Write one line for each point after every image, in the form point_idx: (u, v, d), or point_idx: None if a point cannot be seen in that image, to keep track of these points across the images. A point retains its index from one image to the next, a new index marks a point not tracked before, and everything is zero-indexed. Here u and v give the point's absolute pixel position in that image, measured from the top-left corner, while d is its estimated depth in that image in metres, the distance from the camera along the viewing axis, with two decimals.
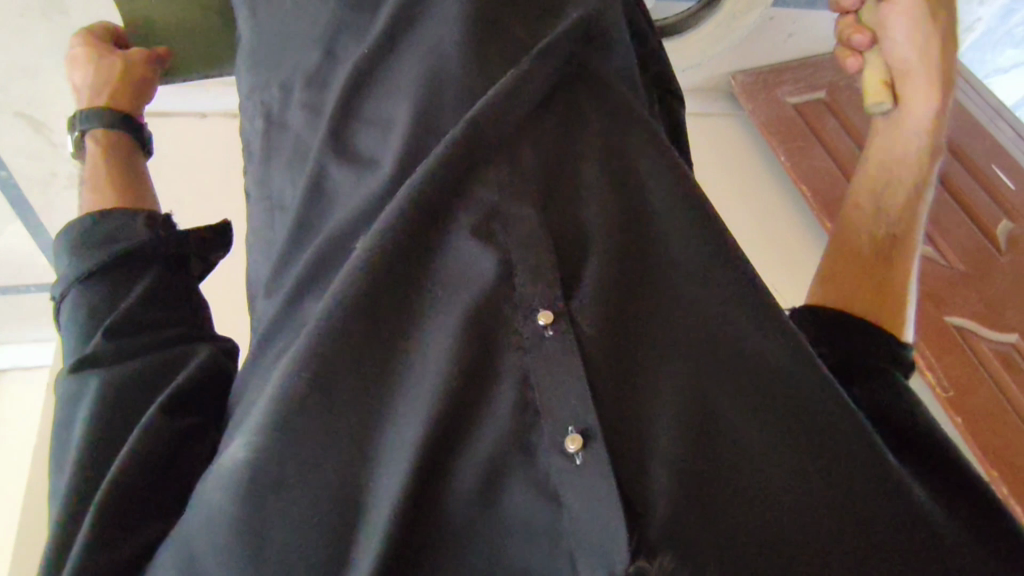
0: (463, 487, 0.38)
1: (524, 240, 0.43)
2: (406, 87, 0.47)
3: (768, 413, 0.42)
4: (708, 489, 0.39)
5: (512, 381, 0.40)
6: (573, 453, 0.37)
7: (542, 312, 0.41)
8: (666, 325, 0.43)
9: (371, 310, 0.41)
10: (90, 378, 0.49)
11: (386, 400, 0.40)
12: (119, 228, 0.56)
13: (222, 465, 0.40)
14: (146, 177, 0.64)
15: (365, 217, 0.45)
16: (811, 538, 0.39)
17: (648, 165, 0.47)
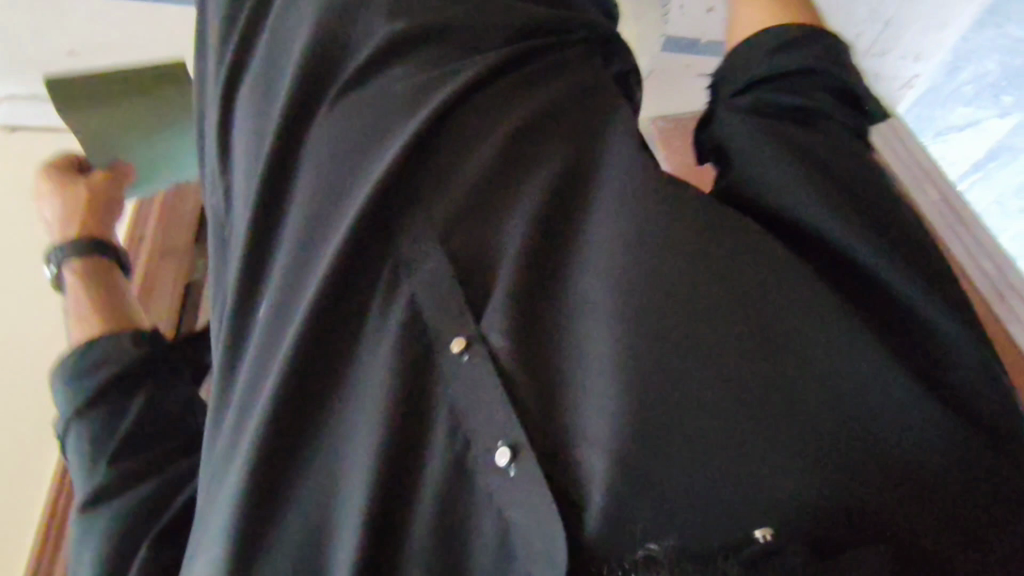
0: (412, 529, 0.39)
1: (426, 277, 0.43)
2: (315, 144, 0.47)
3: (733, 358, 0.39)
4: (652, 469, 0.37)
5: (443, 414, 0.41)
6: (505, 467, 0.38)
7: (456, 338, 0.42)
8: (588, 309, 0.42)
9: (304, 396, 0.43)
10: (99, 515, 0.55)
11: (335, 476, 0.42)
12: (105, 354, 0.61)
13: (201, 557, 0.44)
14: (129, 294, 0.69)
15: (282, 288, 0.45)
16: (775, 491, 0.38)
17: (565, 161, 0.46)
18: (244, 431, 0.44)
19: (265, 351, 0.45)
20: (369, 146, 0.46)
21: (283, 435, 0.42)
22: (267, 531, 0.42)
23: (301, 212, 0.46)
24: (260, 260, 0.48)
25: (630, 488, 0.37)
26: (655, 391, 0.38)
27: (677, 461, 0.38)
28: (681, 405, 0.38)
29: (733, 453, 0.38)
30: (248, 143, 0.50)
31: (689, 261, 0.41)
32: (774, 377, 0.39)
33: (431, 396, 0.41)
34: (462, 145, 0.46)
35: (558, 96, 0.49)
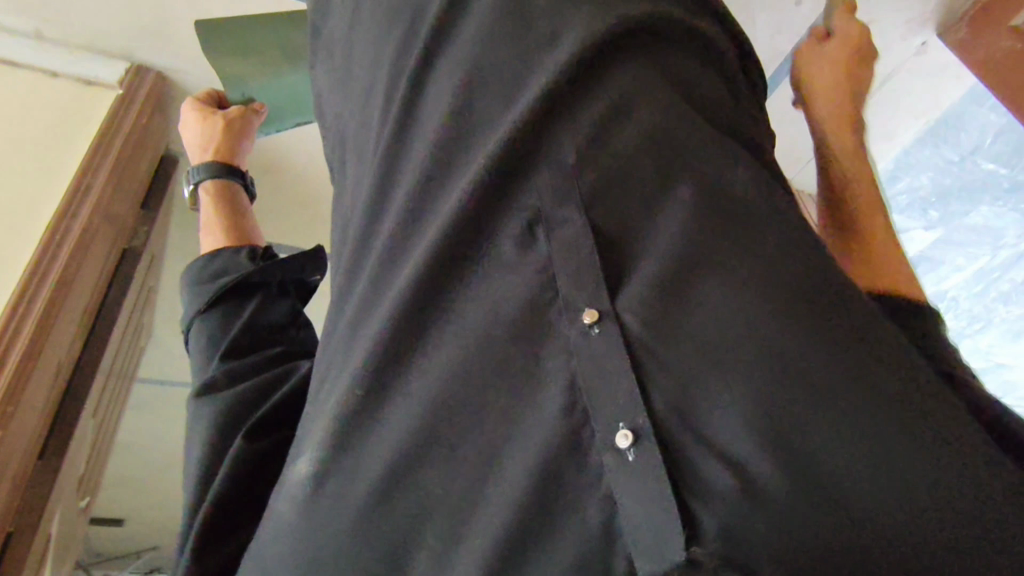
0: (506, 486, 0.39)
1: (566, 242, 0.43)
2: (448, 91, 0.50)
3: (868, 376, 0.36)
4: (782, 467, 0.35)
5: (559, 382, 0.40)
6: (625, 450, 0.36)
7: (588, 310, 0.41)
8: (719, 287, 0.39)
9: (422, 313, 0.45)
10: (206, 404, 0.70)
11: (442, 396, 0.42)
12: (226, 266, 0.82)
13: (307, 453, 0.46)
14: (247, 211, 0.94)
15: (415, 215, 0.48)
16: (897, 524, 0.34)
17: (704, 140, 0.45)
18: (364, 338, 0.46)
19: (394, 267, 0.47)
20: (510, 100, 0.47)
21: (401, 346, 0.45)
22: (378, 437, 0.44)
23: (433, 141, 0.49)
24: (384, 182, 0.51)
25: (754, 504, 0.35)
26: (784, 388, 0.36)
27: (801, 463, 0.35)
28: (807, 409, 0.36)
29: (856, 476, 0.35)
30: (385, 71, 0.55)
31: (801, 257, 0.41)
32: (903, 403, 0.36)
33: (541, 355, 0.41)
34: (618, 102, 0.46)
35: (692, 62, 0.49)
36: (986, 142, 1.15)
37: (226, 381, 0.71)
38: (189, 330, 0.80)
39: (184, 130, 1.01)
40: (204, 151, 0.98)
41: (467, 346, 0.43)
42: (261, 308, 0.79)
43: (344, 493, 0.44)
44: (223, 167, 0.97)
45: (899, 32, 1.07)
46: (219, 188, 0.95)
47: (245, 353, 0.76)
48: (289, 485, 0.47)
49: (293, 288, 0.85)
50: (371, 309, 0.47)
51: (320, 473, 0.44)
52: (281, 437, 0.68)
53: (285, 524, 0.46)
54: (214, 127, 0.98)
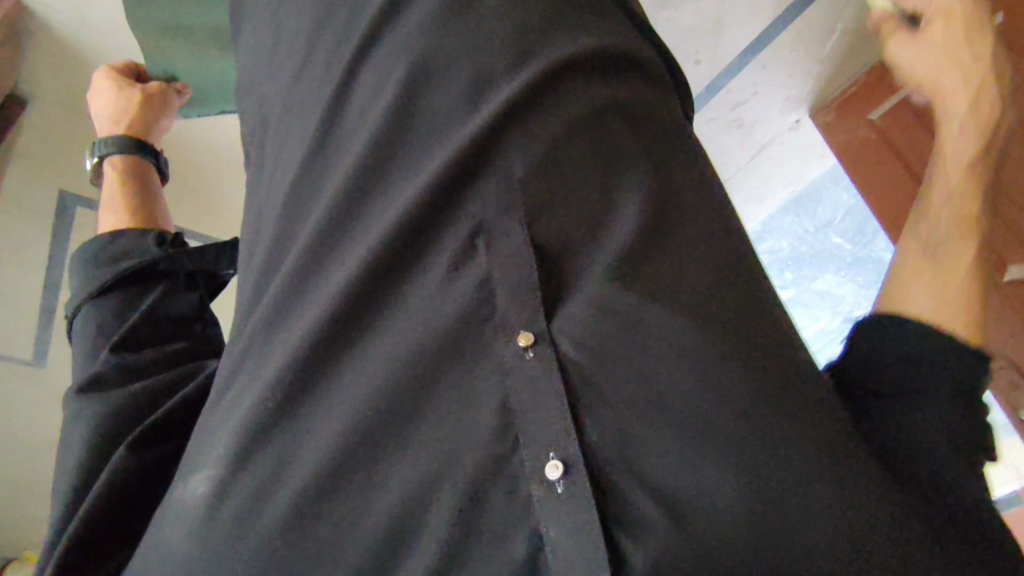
0: (435, 515, 0.37)
1: (507, 259, 0.42)
2: (386, 88, 0.47)
3: (792, 407, 0.38)
4: (716, 503, 0.35)
5: (491, 406, 0.39)
6: (554, 481, 0.36)
7: (522, 333, 0.40)
8: (665, 312, 0.40)
9: (354, 314, 0.43)
10: (87, 401, 0.63)
11: (367, 409, 0.40)
12: (128, 248, 0.73)
13: (208, 458, 0.42)
14: (157, 191, 0.85)
15: (347, 214, 0.46)
16: (812, 563, 0.35)
17: (632, 172, 0.45)
18: (286, 335, 0.44)
19: (328, 263, 0.45)
20: (459, 110, 0.46)
21: (327, 347, 0.42)
22: (296, 442, 0.41)
23: (374, 135, 0.46)
24: (308, 181, 0.48)
25: (687, 534, 0.35)
26: (722, 425, 0.37)
27: (735, 501, 0.35)
28: (748, 451, 0.36)
29: (792, 512, 0.35)
30: (321, 50, 0.52)
31: (735, 288, 0.42)
32: (828, 441, 0.37)
33: (475, 372, 0.40)
34: (576, 121, 0.46)
35: (640, 91, 0.50)
36: (837, 218, 1.40)
37: (118, 374, 0.65)
38: (76, 315, 0.71)
39: (93, 98, 0.87)
40: (112, 122, 0.86)
41: (392, 359, 0.41)
42: (164, 298, 0.72)
43: (244, 517, 0.39)
44: (134, 144, 0.85)
45: (779, 107, 1.16)
46: (130, 166, 0.85)
47: (139, 345, 0.69)
48: (184, 496, 0.42)
49: (202, 279, 0.78)
50: (299, 306, 0.44)
51: (222, 481, 0.41)
52: (168, 450, 0.63)
53: (176, 540, 0.41)
54: (130, 101, 0.85)
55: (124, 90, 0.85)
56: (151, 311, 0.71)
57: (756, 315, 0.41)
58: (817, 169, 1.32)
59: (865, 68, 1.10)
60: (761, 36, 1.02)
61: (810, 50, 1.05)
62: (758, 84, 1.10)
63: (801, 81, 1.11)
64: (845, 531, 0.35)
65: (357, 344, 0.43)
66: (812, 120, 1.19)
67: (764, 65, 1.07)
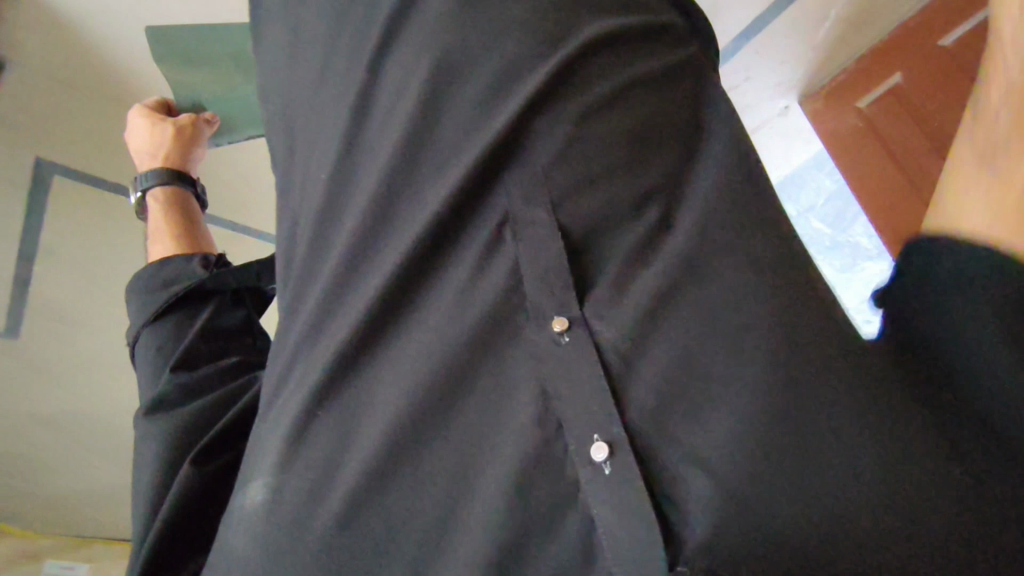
0: (483, 506, 0.37)
1: (534, 246, 0.42)
2: (405, 90, 0.48)
3: (840, 367, 0.37)
4: (772, 472, 0.34)
5: (533, 393, 0.38)
6: (600, 463, 0.36)
7: (557, 318, 0.40)
8: (705, 286, 0.39)
9: (389, 314, 0.44)
10: (153, 417, 0.65)
11: (408, 404, 0.40)
12: (179, 271, 0.76)
13: (260, 466, 0.43)
14: (197, 216, 0.89)
15: (377, 216, 0.46)
16: (882, 528, 0.33)
17: (668, 145, 0.46)
18: (324, 339, 0.45)
19: (360, 265, 0.46)
20: (479, 103, 0.46)
21: (367, 347, 0.43)
22: (341, 442, 0.42)
23: (400, 138, 0.47)
24: (336, 188, 0.49)
25: (749, 516, 0.33)
26: (776, 393, 0.35)
27: (791, 468, 0.34)
28: (804, 423, 0.35)
29: (854, 476, 0.34)
30: (341, 55, 0.52)
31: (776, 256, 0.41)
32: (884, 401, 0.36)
33: (510, 364, 0.40)
34: (598, 101, 0.46)
35: (661, 67, 0.49)
36: (819, 203, 1.38)
37: (181, 393, 0.67)
38: (135, 342, 0.73)
39: (129, 135, 0.91)
40: (151, 157, 0.90)
41: (432, 355, 0.41)
42: (215, 316, 0.75)
43: (295, 525, 0.40)
44: (174, 175, 0.90)
45: (771, 92, 1.20)
46: (170, 195, 0.89)
47: (197, 363, 0.71)
48: (240, 505, 0.43)
49: (248, 295, 0.81)
50: (337, 311, 0.45)
51: (274, 485, 0.42)
52: (231, 458, 0.65)
53: (234, 548, 0.42)
54: (164, 135, 0.89)
55: (159, 126, 0.90)
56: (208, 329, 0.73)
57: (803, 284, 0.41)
58: (804, 154, 1.35)
59: (884, 33, 1.11)
60: (754, 21, 1.05)
61: (805, 30, 1.08)
62: (750, 69, 1.14)
63: (792, 67, 1.15)
64: (909, 489, 0.34)
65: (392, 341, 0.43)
66: (801, 106, 1.24)
67: (756, 51, 1.10)
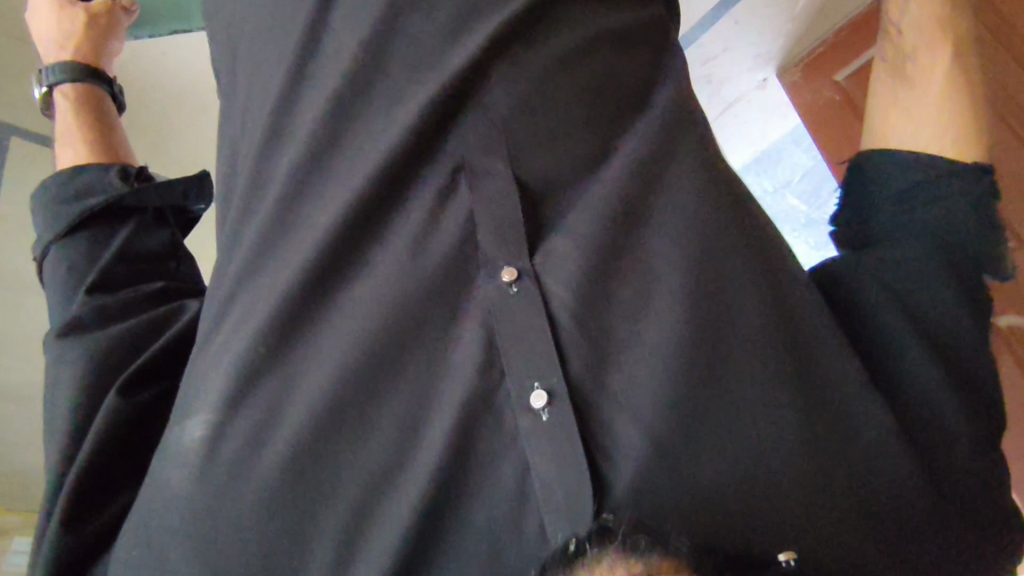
0: (425, 447, 0.39)
1: (491, 196, 0.42)
2: (362, 18, 0.46)
3: (763, 339, 0.40)
4: (690, 429, 0.38)
5: (479, 341, 0.40)
6: (539, 410, 0.37)
7: (508, 269, 0.41)
8: (652, 253, 0.41)
9: (338, 255, 0.43)
10: (73, 342, 0.63)
11: (357, 351, 0.41)
12: (94, 182, 0.70)
13: (200, 400, 0.43)
14: (115, 121, 0.79)
15: (328, 154, 0.45)
16: (777, 480, 0.38)
17: (627, 98, 0.46)
18: (270, 278, 0.44)
19: (312, 204, 0.44)
20: (440, 41, 0.45)
21: (314, 288, 0.43)
22: (289, 383, 0.42)
23: (353, 70, 0.45)
24: (284, 119, 0.47)
25: (665, 466, 0.37)
26: (697, 356, 0.39)
27: (707, 432, 0.38)
28: (718, 389, 0.38)
29: (755, 435, 0.38)
30: None
31: (726, 223, 0.43)
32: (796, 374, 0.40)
33: (460, 313, 0.41)
34: (560, 51, 0.45)
35: (626, 18, 0.49)
36: (796, 179, 1.44)
37: (100, 315, 0.64)
38: (45, 258, 0.69)
39: (32, 21, 0.80)
40: (58, 48, 0.80)
41: (380, 303, 0.41)
42: (136, 236, 0.71)
43: (242, 460, 0.41)
44: (87, 70, 0.79)
45: (749, 64, 1.14)
46: (83, 94, 0.78)
47: (118, 285, 0.68)
48: (179, 438, 0.43)
49: (173, 216, 0.76)
50: (283, 251, 0.44)
51: (211, 423, 0.42)
52: (158, 393, 0.64)
53: (174, 479, 0.42)
54: (75, 22, 0.80)
55: (66, 10, 0.80)
56: (127, 250, 0.69)
57: (741, 254, 0.42)
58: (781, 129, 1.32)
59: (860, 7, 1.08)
60: None
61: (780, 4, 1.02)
62: (728, 41, 1.09)
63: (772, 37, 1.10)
64: (803, 450, 0.39)
65: (338, 282, 0.43)
66: (780, 79, 1.18)
67: (736, 21, 1.04)
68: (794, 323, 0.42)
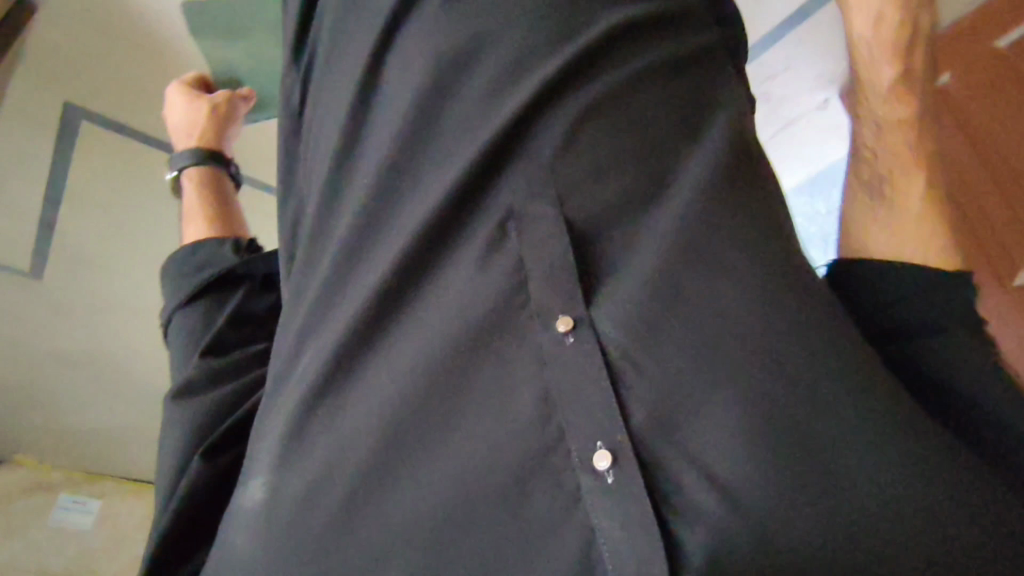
0: (480, 514, 0.36)
1: (541, 244, 0.41)
2: (411, 81, 0.47)
3: (850, 374, 0.37)
4: (773, 480, 0.34)
5: (535, 400, 0.37)
6: (603, 471, 0.34)
7: (562, 318, 0.39)
8: (719, 285, 0.39)
9: (392, 309, 0.42)
10: (170, 404, 0.64)
11: (408, 407, 0.39)
12: (209, 257, 0.72)
13: (260, 463, 0.43)
14: (234, 197, 0.86)
15: (377, 209, 0.45)
16: (882, 543, 0.34)
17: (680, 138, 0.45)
18: (325, 336, 0.43)
19: (365, 258, 0.44)
20: (489, 100, 0.45)
21: (368, 345, 0.42)
22: (337, 448, 0.40)
23: (401, 133, 0.46)
24: (335, 180, 0.47)
25: (746, 526, 0.33)
26: (775, 399, 0.36)
27: (793, 486, 0.34)
28: (805, 440, 0.35)
29: (850, 492, 0.34)
30: (343, 47, 0.51)
31: (805, 258, 0.42)
32: (890, 418, 0.37)
33: (513, 367, 0.39)
34: (608, 98, 0.45)
35: (678, 57, 0.48)
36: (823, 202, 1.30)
37: (203, 379, 0.66)
38: (169, 322, 0.71)
39: (168, 115, 0.87)
40: (186, 137, 0.87)
41: (434, 354, 0.40)
42: (245, 301, 0.72)
43: (293, 533, 0.39)
44: (208, 155, 0.86)
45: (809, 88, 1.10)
46: (205, 176, 0.85)
47: (225, 348, 0.69)
48: (240, 503, 0.43)
49: (280, 280, 0.77)
50: (338, 310, 0.44)
51: (268, 487, 0.41)
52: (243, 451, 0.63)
53: (233, 545, 0.42)
54: (199, 112, 0.85)
55: (193, 102, 0.86)
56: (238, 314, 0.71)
57: (815, 291, 0.40)
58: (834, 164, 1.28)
59: None
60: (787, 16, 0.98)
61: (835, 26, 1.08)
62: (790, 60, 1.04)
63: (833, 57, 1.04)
64: (911, 505, 0.35)
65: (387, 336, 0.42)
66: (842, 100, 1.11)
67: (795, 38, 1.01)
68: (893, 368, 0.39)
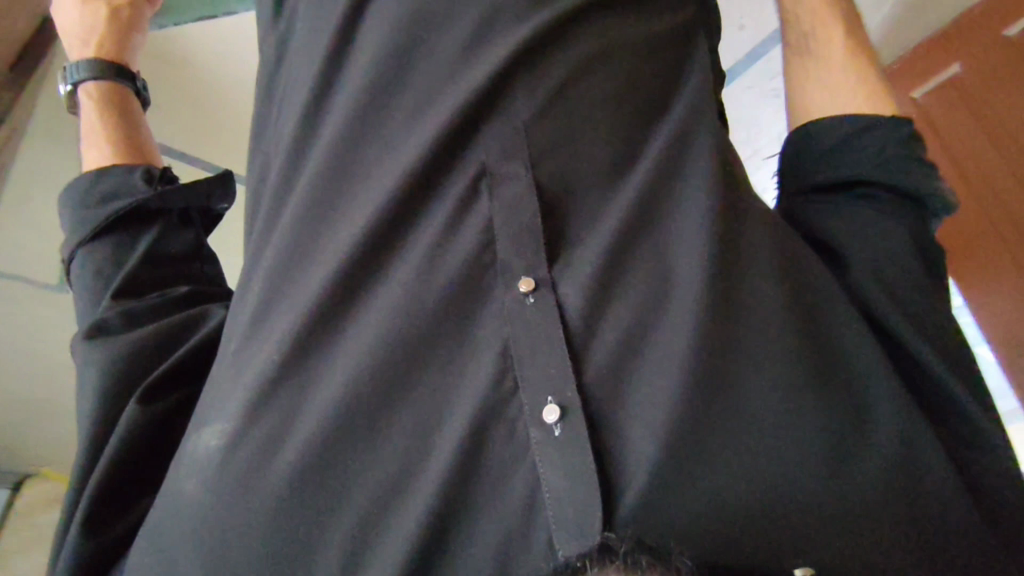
0: (435, 460, 0.38)
1: (510, 206, 0.42)
2: (391, 32, 0.47)
3: (789, 352, 0.40)
4: (711, 443, 0.36)
5: (492, 356, 0.39)
6: (551, 424, 0.37)
7: (524, 278, 0.40)
8: (677, 260, 0.41)
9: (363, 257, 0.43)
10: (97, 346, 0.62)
11: (374, 352, 0.40)
12: (116, 185, 0.70)
13: (224, 400, 0.44)
14: (143, 118, 0.80)
15: (352, 158, 0.45)
16: (805, 508, 0.36)
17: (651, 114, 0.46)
18: (299, 280, 0.44)
19: (339, 206, 0.45)
20: (467, 57, 0.45)
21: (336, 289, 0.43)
22: (304, 388, 0.42)
23: (379, 84, 0.46)
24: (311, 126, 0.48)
25: (683, 483, 0.35)
26: (719, 370, 0.38)
27: (728, 452, 0.36)
28: (743, 411, 0.37)
29: (779, 459, 0.36)
30: None
31: (765, 243, 0.44)
32: (825, 395, 0.39)
33: (475, 324, 0.40)
34: (584, 66, 0.45)
35: (654, 34, 0.49)
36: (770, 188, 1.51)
37: (127, 321, 0.64)
38: (73, 259, 0.70)
39: (57, 17, 0.82)
40: (81, 45, 0.81)
41: (401, 304, 0.41)
42: (160, 238, 0.71)
43: (254, 466, 0.40)
44: (109, 66, 0.80)
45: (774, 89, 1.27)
46: (105, 90, 0.79)
47: (144, 287, 0.68)
48: (201, 438, 0.44)
49: (197, 215, 0.76)
50: (311, 255, 0.44)
51: (230, 422, 0.42)
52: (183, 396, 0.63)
53: (191, 479, 0.42)
54: (98, 18, 0.81)
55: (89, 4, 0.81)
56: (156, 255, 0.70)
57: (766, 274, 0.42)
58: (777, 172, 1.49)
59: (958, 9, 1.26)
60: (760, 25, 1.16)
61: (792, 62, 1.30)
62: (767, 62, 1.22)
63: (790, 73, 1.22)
64: (836, 475, 0.37)
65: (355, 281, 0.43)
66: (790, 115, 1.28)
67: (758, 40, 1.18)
68: (832, 348, 0.42)
